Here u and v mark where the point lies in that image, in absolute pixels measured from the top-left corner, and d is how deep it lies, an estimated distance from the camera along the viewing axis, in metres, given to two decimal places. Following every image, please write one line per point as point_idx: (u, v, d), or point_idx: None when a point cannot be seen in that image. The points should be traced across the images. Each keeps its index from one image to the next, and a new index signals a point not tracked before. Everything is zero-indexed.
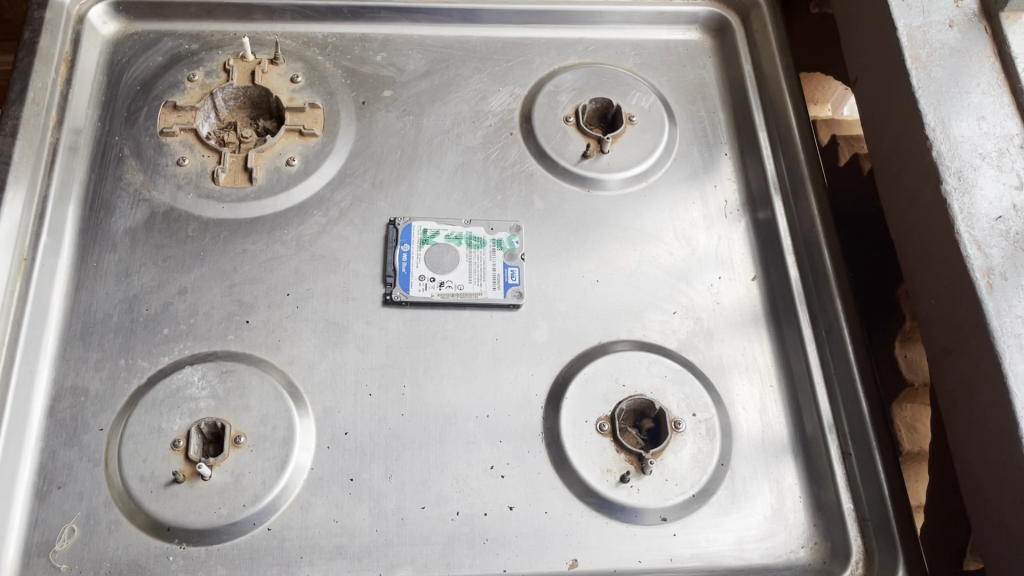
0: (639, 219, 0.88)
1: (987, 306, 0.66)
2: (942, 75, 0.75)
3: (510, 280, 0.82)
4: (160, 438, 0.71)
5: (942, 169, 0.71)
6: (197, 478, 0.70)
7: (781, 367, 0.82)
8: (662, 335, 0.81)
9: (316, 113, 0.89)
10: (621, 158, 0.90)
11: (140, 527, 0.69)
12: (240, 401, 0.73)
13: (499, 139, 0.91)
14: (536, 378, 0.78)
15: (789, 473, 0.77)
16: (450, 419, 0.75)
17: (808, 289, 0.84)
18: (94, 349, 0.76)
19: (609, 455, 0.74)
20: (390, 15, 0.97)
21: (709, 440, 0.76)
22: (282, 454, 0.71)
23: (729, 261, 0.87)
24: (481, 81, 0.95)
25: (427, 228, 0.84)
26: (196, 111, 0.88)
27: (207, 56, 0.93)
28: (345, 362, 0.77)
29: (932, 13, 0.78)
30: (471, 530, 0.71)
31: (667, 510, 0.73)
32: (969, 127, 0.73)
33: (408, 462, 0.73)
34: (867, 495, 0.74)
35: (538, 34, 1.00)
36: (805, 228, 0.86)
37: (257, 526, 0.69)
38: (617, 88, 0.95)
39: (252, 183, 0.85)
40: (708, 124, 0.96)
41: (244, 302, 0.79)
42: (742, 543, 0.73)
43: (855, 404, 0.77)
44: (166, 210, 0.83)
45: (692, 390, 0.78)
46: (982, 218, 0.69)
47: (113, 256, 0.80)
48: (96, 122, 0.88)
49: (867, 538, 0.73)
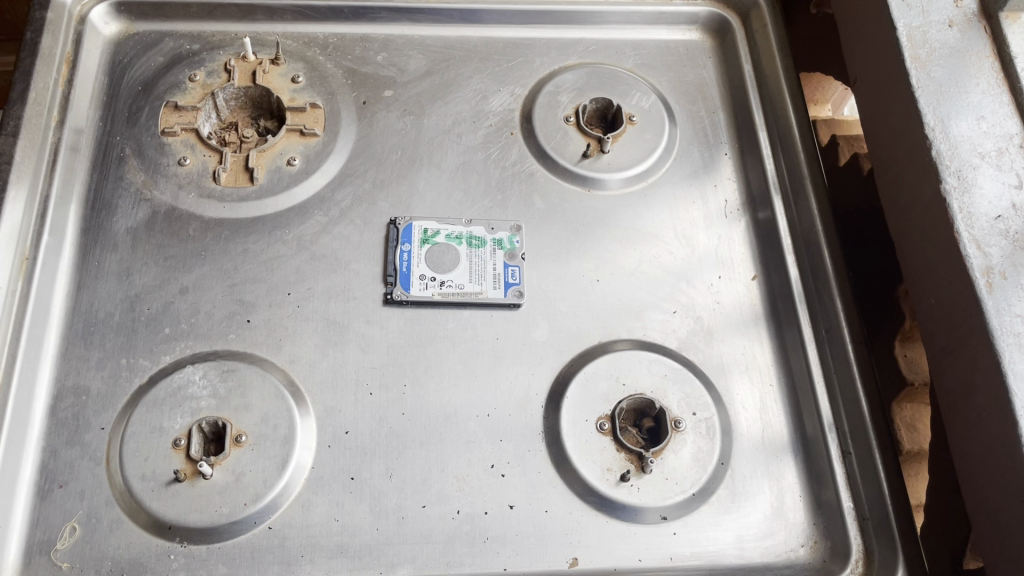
0: (639, 219, 0.88)
1: (986, 305, 0.66)
2: (942, 74, 0.75)
3: (511, 279, 0.82)
4: (161, 437, 0.71)
5: (942, 168, 0.71)
6: (198, 476, 0.70)
7: (781, 366, 0.82)
8: (662, 334, 0.82)
9: (317, 113, 0.89)
10: (621, 158, 0.90)
11: (142, 526, 0.69)
12: (242, 400, 0.73)
13: (500, 139, 0.91)
14: (537, 377, 0.78)
15: (789, 472, 0.77)
16: (450, 418, 0.76)
17: (808, 288, 0.84)
18: (96, 348, 0.76)
19: (609, 454, 0.74)
20: (390, 15, 0.98)
21: (709, 439, 0.76)
22: (283, 453, 0.71)
23: (729, 261, 0.87)
24: (481, 82, 0.95)
25: (427, 228, 0.84)
26: (197, 111, 0.88)
27: (208, 56, 0.93)
28: (346, 361, 0.77)
29: (931, 13, 0.78)
30: (472, 529, 0.71)
31: (667, 509, 0.73)
32: (969, 127, 0.73)
33: (409, 461, 0.73)
34: (866, 494, 0.74)
35: (538, 34, 1.00)
36: (805, 228, 0.86)
37: (259, 524, 0.69)
38: (618, 88, 0.95)
39: (253, 183, 0.85)
40: (709, 124, 0.96)
41: (245, 301, 0.79)
42: (742, 542, 0.73)
43: (855, 404, 0.77)
44: (168, 210, 0.83)
45: (692, 389, 0.78)
46: (981, 217, 0.69)
47: (114, 255, 0.81)
48: (98, 122, 0.88)
49: (867, 537, 0.73)
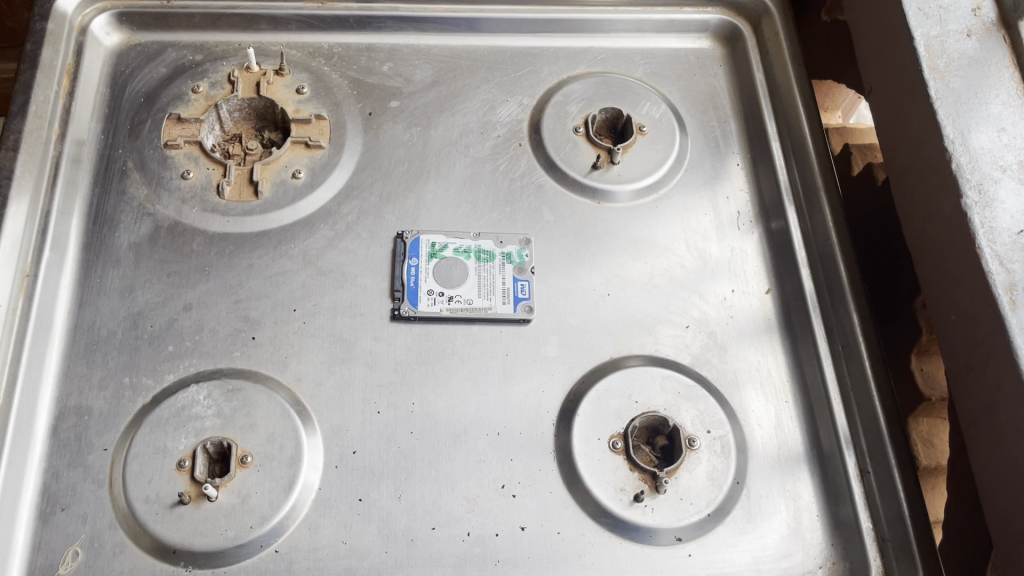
0: (650, 231, 0.86)
1: (1009, 323, 0.64)
2: (961, 85, 0.74)
3: (521, 294, 0.81)
4: (165, 458, 0.70)
5: (962, 182, 0.69)
6: (203, 498, 0.68)
7: (797, 381, 0.80)
8: (675, 350, 0.80)
9: (322, 125, 0.88)
10: (632, 170, 0.89)
11: (146, 549, 0.67)
12: (247, 420, 0.72)
13: (508, 150, 0.90)
14: (548, 395, 0.77)
15: (805, 490, 0.75)
16: (459, 437, 0.74)
17: (823, 303, 0.83)
18: (98, 367, 0.75)
19: (622, 474, 0.73)
20: (396, 24, 0.96)
21: (724, 458, 0.74)
22: (290, 474, 0.70)
23: (742, 274, 0.85)
24: (489, 92, 0.94)
25: (434, 241, 0.82)
26: (200, 123, 0.87)
27: (211, 67, 0.91)
28: (352, 379, 0.76)
29: (949, 22, 0.77)
30: (482, 551, 0.70)
31: (682, 530, 0.71)
32: (989, 139, 0.72)
33: (417, 482, 0.72)
34: (886, 515, 0.73)
35: (546, 43, 0.99)
36: (820, 241, 0.85)
37: (265, 548, 0.68)
38: (627, 98, 0.94)
39: (258, 196, 0.84)
40: (720, 133, 0.94)
41: (250, 318, 0.78)
42: (759, 564, 0.71)
43: (873, 422, 0.76)
44: (170, 224, 0.82)
45: (707, 406, 0.76)
46: (1004, 232, 0.68)
47: (117, 272, 0.79)
48: (100, 135, 0.87)
49: (887, 558, 0.71)
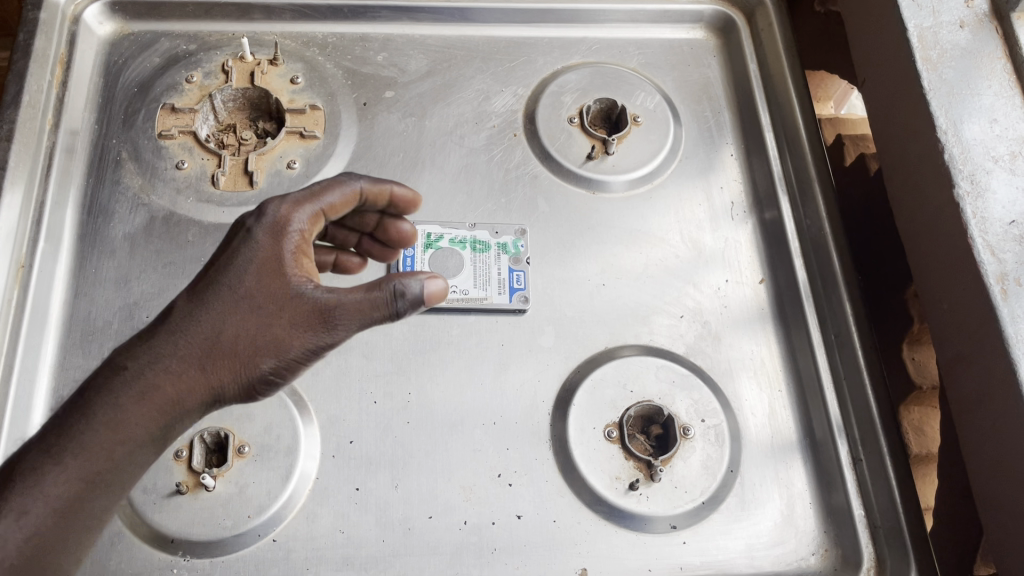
0: (644, 221, 0.87)
1: (1001, 312, 0.65)
2: (954, 76, 0.74)
3: (516, 284, 0.81)
4: (163, 449, 0.70)
5: (955, 172, 0.70)
6: (200, 488, 0.69)
7: (790, 369, 0.81)
8: (669, 339, 0.81)
9: (316, 115, 0.88)
10: (626, 160, 0.89)
11: (144, 539, 0.68)
12: (244, 410, 0.72)
13: (503, 140, 0.90)
14: (543, 384, 0.77)
15: (798, 478, 0.76)
16: (456, 426, 0.75)
17: (817, 292, 0.83)
18: (94, 358, 0.75)
19: (617, 463, 0.73)
20: (390, 14, 0.96)
21: (718, 446, 0.75)
22: (288, 463, 0.70)
23: (735, 264, 0.86)
24: (483, 82, 0.94)
25: (430, 232, 0.82)
26: (194, 113, 0.87)
27: (205, 57, 0.91)
28: (349, 369, 0.76)
29: (942, 14, 0.77)
30: (479, 540, 0.70)
31: (677, 517, 0.72)
32: (981, 130, 0.72)
33: (414, 471, 0.72)
34: (878, 502, 0.73)
35: (541, 33, 0.99)
36: (813, 231, 0.85)
37: (263, 537, 0.68)
38: (622, 88, 0.94)
39: (253, 186, 0.83)
40: (714, 123, 0.95)
41: None
42: (752, 551, 0.72)
43: (865, 410, 0.76)
44: (165, 215, 0.82)
45: (701, 395, 0.77)
46: (995, 222, 0.68)
47: (111, 262, 0.79)
48: (93, 125, 0.86)
49: (878, 545, 0.72)
